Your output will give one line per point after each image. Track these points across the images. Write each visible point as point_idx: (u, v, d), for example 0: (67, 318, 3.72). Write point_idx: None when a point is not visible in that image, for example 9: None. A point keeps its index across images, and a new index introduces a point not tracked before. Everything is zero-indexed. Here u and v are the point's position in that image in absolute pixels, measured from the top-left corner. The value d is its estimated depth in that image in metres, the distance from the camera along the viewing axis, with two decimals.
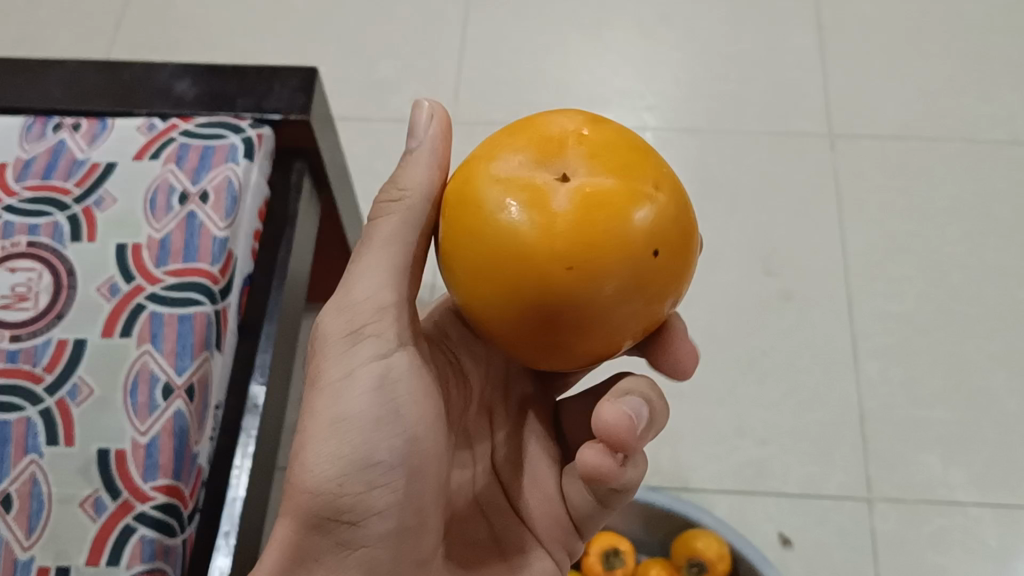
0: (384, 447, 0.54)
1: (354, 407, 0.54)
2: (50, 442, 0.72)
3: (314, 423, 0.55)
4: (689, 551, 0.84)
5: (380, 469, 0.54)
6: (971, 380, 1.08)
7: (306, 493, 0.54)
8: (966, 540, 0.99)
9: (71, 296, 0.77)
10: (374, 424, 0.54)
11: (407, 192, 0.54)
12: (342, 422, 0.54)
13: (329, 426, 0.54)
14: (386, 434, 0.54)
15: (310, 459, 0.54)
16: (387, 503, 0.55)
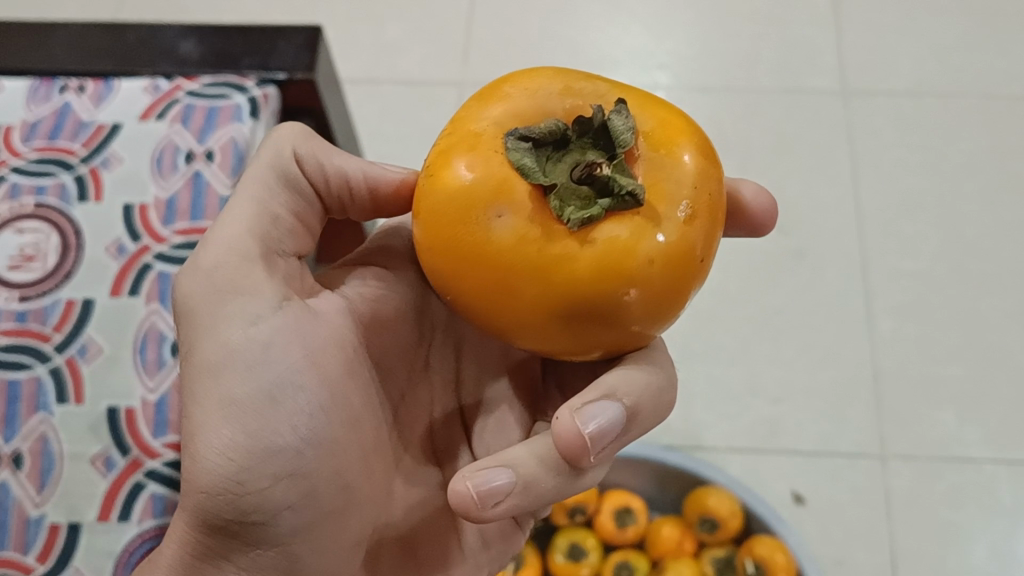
0: (287, 429, 0.51)
1: (240, 389, 0.50)
2: (59, 401, 0.72)
3: (206, 423, 0.50)
4: (700, 508, 0.84)
5: (284, 456, 0.51)
6: (986, 337, 1.08)
7: (204, 491, 0.51)
8: (980, 496, 0.99)
9: (78, 255, 0.77)
10: (266, 401, 0.50)
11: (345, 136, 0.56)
12: (232, 414, 0.50)
13: (216, 412, 0.50)
14: (286, 413, 0.51)
15: (200, 452, 0.50)
16: (296, 496, 0.51)
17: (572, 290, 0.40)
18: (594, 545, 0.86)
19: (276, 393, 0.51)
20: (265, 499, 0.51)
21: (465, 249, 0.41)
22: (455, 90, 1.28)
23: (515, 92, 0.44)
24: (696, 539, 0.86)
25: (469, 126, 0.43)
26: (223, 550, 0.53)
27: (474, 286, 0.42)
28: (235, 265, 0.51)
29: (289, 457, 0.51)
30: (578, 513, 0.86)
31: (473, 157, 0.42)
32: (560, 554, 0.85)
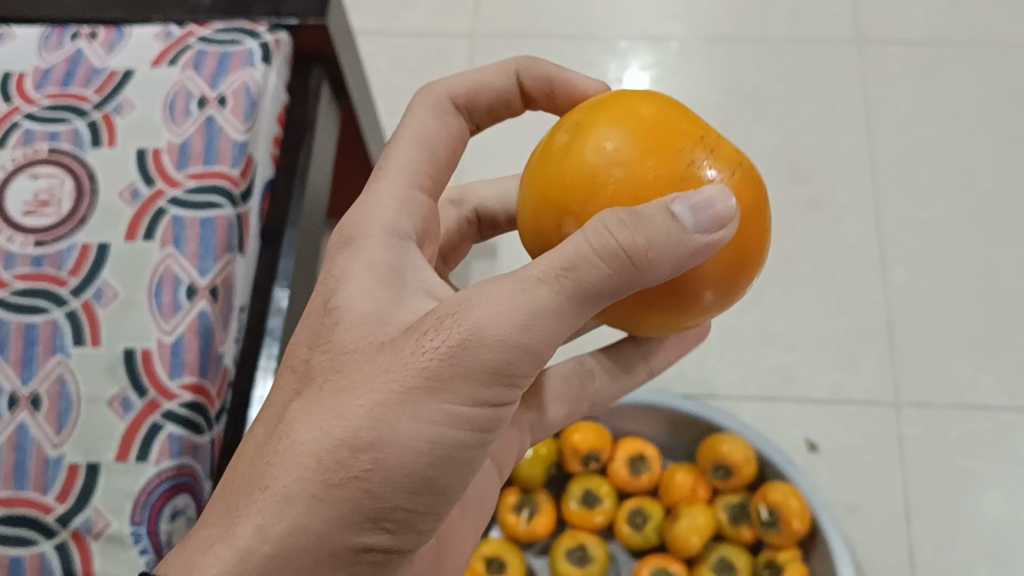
0: (458, 482, 0.48)
1: (459, 435, 0.46)
2: (76, 343, 0.72)
3: (414, 448, 0.45)
4: (715, 455, 0.83)
5: (438, 501, 0.48)
6: (1003, 286, 1.07)
7: (362, 494, 0.45)
8: (994, 443, 0.99)
9: (92, 200, 0.77)
10: (464, 461, 0.48)
11: (617, 271, 0.43)
12: (431, 450, 0.46)
13: (425, 443, 0.45)
14: (465, 473, 0.48)
15: (391, 464, 0.45)
16: (416, 532, 0.49)
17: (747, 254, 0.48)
18: (607, 492, 0.85)
19: (478, 459, 0.48)
20: (397, 528, 0.48)
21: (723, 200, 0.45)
22: (466, 41, 1.27)
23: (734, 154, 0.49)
24: (710, 486, 0.85)
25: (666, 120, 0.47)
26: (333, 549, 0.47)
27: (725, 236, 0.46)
28: (528, 353, 0.45)
29: (445, 501, 0.49)
30: (592, 461, 0.85)
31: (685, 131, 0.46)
32: (574, 501, 0.85)
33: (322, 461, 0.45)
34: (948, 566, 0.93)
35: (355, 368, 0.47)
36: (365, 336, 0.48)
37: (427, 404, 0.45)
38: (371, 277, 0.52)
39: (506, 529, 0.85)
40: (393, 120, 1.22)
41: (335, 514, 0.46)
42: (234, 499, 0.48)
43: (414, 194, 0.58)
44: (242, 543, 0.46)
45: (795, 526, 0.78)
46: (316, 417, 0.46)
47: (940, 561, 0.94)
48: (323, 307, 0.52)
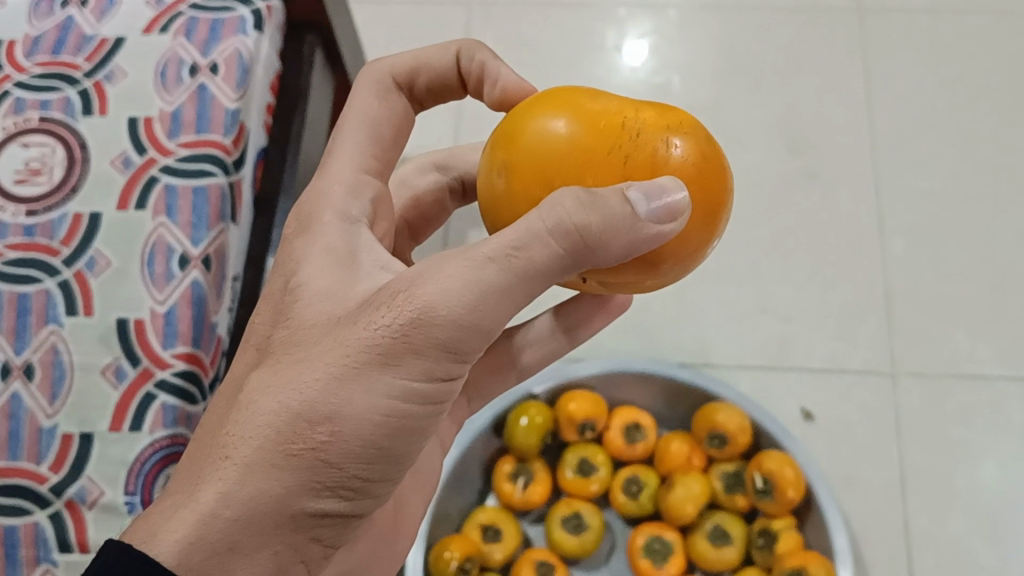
0: (408, 448, 0.50)
1: (411, 404, 0.48)
2: (69, 313, 0.72)
3: (371, 417, 0.46)
4: (710, 424, 0.82)
5: (390, 468, 0.50)
6: (1000, 256, 1.07)
7: (322, 463, 0.47)
8: (990, 413, 0.99)
9: (84, 169, 0.76)
10: (415, 429, 0.50)
11: (569, 251, 0.45)
12: (386, 420, 0.47)
13: (381, 412, 0.47)
14: (413, 440, 0.50)
15: (349, 433, 0.47)
16: (365, 497, 0.51)
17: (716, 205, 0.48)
18: (603, 461, 0.85)
19: (426, 427, 0.50)
20: (350, 493, 0.49)
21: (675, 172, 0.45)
22: (462, 9, 1.26)
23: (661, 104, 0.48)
24: (705, 454, 0.85)
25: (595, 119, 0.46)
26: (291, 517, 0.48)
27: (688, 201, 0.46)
28: (480, 332, 0.47)
29: (396, 467, 0.51)
30: (588, 430, 0.85)
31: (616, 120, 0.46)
32: (570, 470, 0.84)
33: (284, 428, 0.46)
34: (943, 536, 0.94)
35: (313, 343, 0.48)
36: (322, 311, 0.50)
37: (382, 373, 0.46)
38: (324, 265, 0.53)
39: (501, 497, 0.85)
40: None
41: (295, 480, 0.47)
42: (198, 469, 0.48)
43: (361, 178, 0.60)
44: (205, 508, 0.46)
45: (790, 495, 0.78)
46: (277, 387, 0.47)
47: (935, 531, 0.94)
48: (282, 295, 0.53)
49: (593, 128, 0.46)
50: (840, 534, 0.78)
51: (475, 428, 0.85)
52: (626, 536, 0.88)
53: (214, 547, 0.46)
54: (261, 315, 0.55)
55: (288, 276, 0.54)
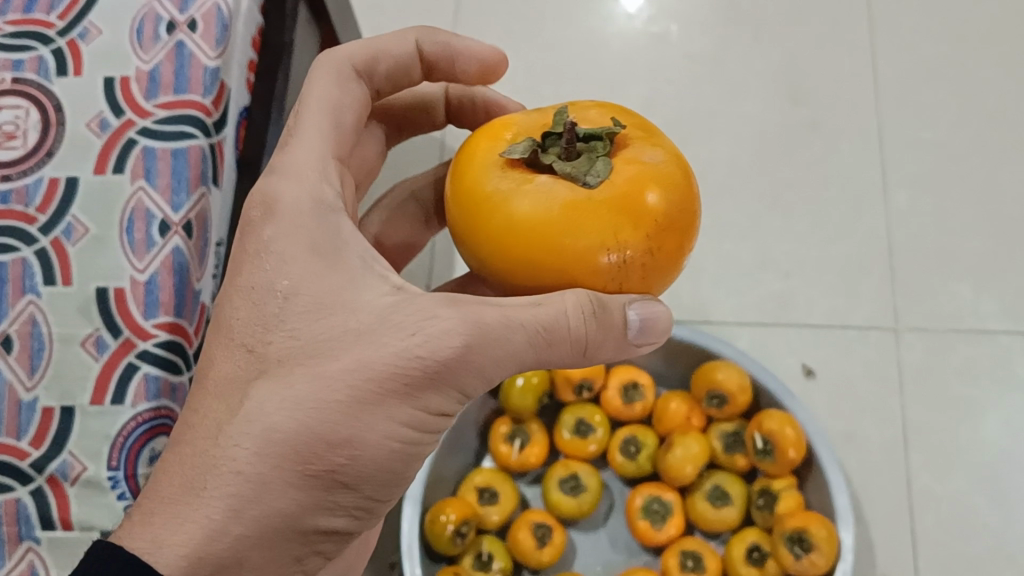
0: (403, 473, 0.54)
1: (414, 435, 0.52)
2: (47, 283, 0.70)
3: (383, 446, 0.50)
4: (709, 383, 0.81)
5: (383, 492, 0.54)
6: (1005, 208, 1.05)
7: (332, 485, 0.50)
8: (994, 369, 0.97)
9: (59, 133, 0.73)
10: (410, 458, 0.53)
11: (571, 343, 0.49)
12: (393, 449, 0.51)
13: (390, 444, 0.51)
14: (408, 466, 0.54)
15: (362, 459, 0.50)
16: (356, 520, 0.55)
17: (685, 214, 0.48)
18: (601, 421, 0.83)
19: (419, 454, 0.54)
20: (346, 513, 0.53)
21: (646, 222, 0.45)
22: None
23: (651, 181, 0.46)
24: (704, 414, 0.84)
25: (549, 199, 0.45)
26: (293, 536, 0.51)
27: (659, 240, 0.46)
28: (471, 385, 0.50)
29: (390, 490, 0.55)
30: (585, 390, 0.83)
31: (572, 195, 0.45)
32: (567, 431, 0.83)
33: (300, 450, 0.48)
34: (945, 494, 0.93)
35: (327, 361, 0.49)
36: (332, 323, 0.49)
37: (399, 405, 0.49)
38: (316, 266, 0.51)
39: (498, 459, 0.83)
40: (379, 42, 1.18)
41: (303, 500, 0.50)
42: (192, 468, 0.49)
43: (329, 163, 0.57)
44: (216, 523, 0.48)
45: (791, 455, 0.77)
46: (291, 399, 0.48)
47: (937, 489, 0.93)
48: (266, 291, 0.51)
49: (564, 209, 0.45)
50: (841, 494, 0.77)
51: None
52: (624, 496, 0.86)
53: (219, 559, 0.48)
54: (234, 303, 0.53)
55: (273, 266, 0.52)
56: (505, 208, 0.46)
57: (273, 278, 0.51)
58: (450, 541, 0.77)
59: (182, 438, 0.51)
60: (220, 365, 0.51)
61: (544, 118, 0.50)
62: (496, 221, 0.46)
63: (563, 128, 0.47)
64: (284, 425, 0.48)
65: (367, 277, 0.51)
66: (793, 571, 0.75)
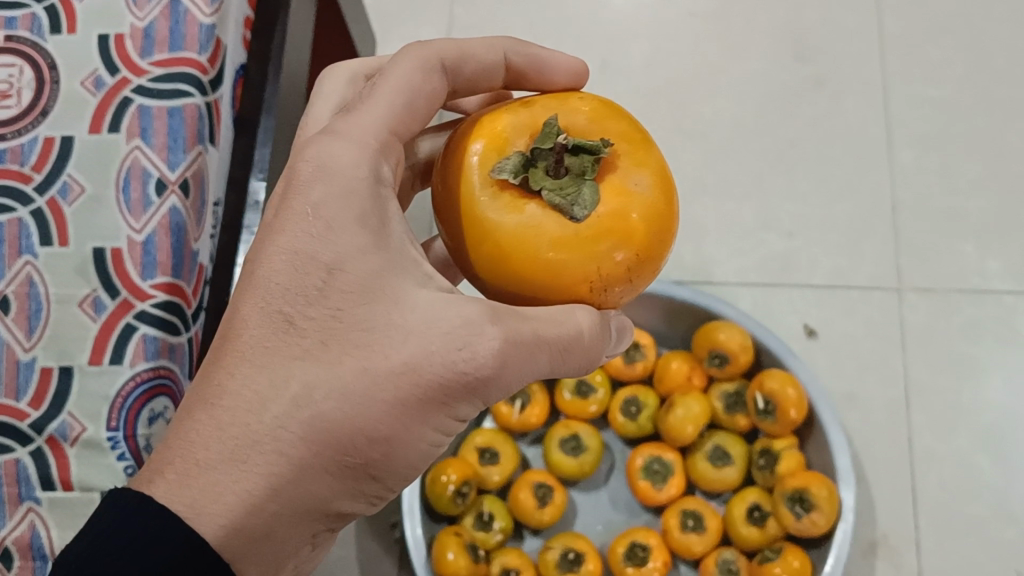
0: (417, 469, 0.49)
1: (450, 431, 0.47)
2: (44, 243, 0.69)
3: (422, 447, 0.46)
4: (711, 343, 0.80)
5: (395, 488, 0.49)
6: (1011, 167, 1.04)
7: (362, 479, 0.45)
8: (998, 329, 0.97)
9: (53, 92, 0.72)
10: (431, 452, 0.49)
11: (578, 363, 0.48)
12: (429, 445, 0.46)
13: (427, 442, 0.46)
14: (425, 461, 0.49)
15: (401, 455, 0.45)
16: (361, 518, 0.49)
17: (668, 227, 0.46)
18: (602, 381, 0.83)
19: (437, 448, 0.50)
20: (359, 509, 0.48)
21: (630, 249, 0.44)
22: None
23: (636, 210, 0.44)
24: (705, 373, 0.83)
25: (535, 236, 0.44)
26: (310, 529, 0.46)
27: (641, 265, 0.45)
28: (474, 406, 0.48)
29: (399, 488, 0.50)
30: None
31: (559, 230, 0.44)
32: (568, 391, 0.83)
33: (345, 441, 0.43)
34: (947, 454, 0.93)
35: (375, 354, 0.43)
36: (380, 312, 0.44)
37: (440, 411, 0.45)
38: (364, 243, 0.45)
39: (499, 419, 0.83)
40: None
41: (334, 491, 0.44)
42: (225, 435, 0.42)
43: (391, 139, 0.49)
44: (250, 500, 0.42)
45: (792, 415, 0.77)
46: (343, 386, 0.43)
47: (939, 449, 0.93)
48: (309, 260, 0.45)
49: (554, 244, 0.43)
50: (842, 453, 0.77)
51: None
52: (624, 456, 0.86)
53: (250, 536, 0.43)
54: (269, 264, 0.45)
55: (318, 234, 0.45)
56: (492, 236, 0.45)
57: (316, 246, 0.45)
58: (451, 501, 0.77)
59: (204, 399, 0.43)
60: (254, 323, 0.44)
61: (531, 119, 0.47)
62: (490, 246, 0.45)
63: (552, 142, 0.44)
64: (329, 411, 0.43)
65: (411, 269, 0.46)
66: (792, 530, 0.75)
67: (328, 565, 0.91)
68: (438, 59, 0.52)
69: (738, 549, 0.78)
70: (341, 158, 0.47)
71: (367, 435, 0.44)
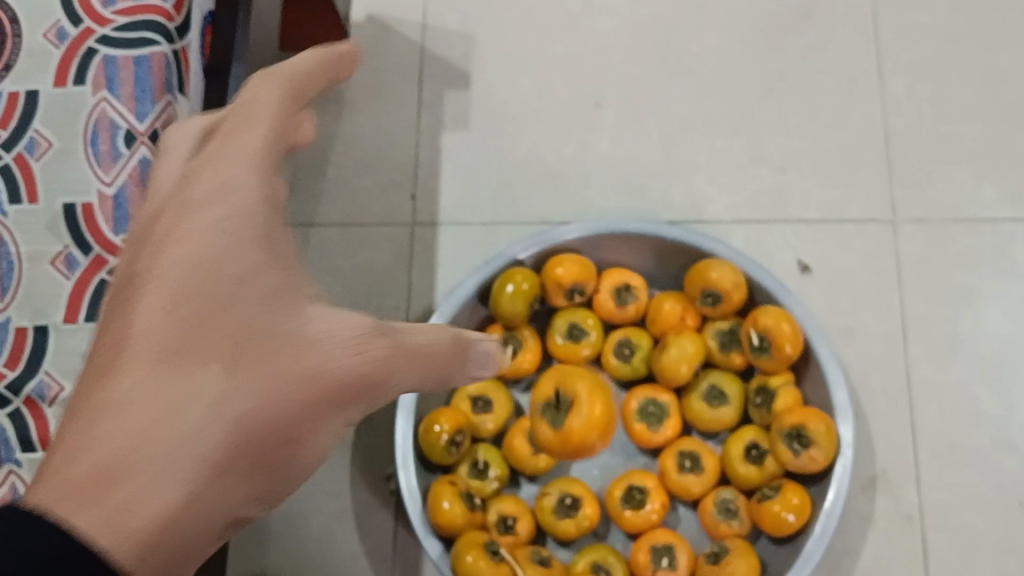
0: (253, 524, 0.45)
1: (308, 466, 0.46)
2: (13, 201, 0.66)
3: (320, 446, 0.45)
4: (703, 282, 0.79)
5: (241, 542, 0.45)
6: (1006, 90, 1.02)
7: (253, 502, 0.43)
8: (995, 257, 0.96)
9: (16, 47, 0.68)
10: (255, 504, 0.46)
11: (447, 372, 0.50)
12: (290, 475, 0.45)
13: (295, 463, 0.45)
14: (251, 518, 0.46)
15: (292, 458, 0.44)
16: None
17: None
18: (594, 325, 0.82)
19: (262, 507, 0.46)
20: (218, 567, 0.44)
21: None
22: None
23: None
24: (698, 313, 0.82)
25: None
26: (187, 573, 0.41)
27: None
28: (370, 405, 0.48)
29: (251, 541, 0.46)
30: (577, 293, 0.81)
31: None
32: (560, 337, 0.81)
33: (261, 442, 0.43)
34: (945, 385, 0.93)
35: (287, 356, 0.43)
36: (269, 328, 0.44)
37: (334, 415, 0.45)
38: (264, 259, 0.46)
39: None
40: None
41: (235, 506, 0.42)
42: (132, 437, 0.38)
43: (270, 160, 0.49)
44: (176, 507, 0.39)
45: (788, 351, 0.76)
46: (258, 385, 0.42)
47: (936, 380, 0.93)
48: (214, 273, 0.44)
49: None
50: (839, 387, 0.76)
51: (460, 299, 0.81)
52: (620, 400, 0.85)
53: (168, 548, 0.38)
54: (148, 305, 0.43)
55: (217, 250, 0.45)
56: None
57: (222, 267, 0.44)
58: (445, 451, 0.76)
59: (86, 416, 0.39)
60: (159, 323, 0.42)
61: None
62: None
63: None
64: (239, 405, 0.42)
65: (301, 298, 0.46)
66: (791, 467, 0.74)
67: (329, 519, 0.93)
68: (292, 72, 0.55)
69: (736, 487, 0.78)
70: (234, 174, 0.47)
71: (267, 441, 0.43)
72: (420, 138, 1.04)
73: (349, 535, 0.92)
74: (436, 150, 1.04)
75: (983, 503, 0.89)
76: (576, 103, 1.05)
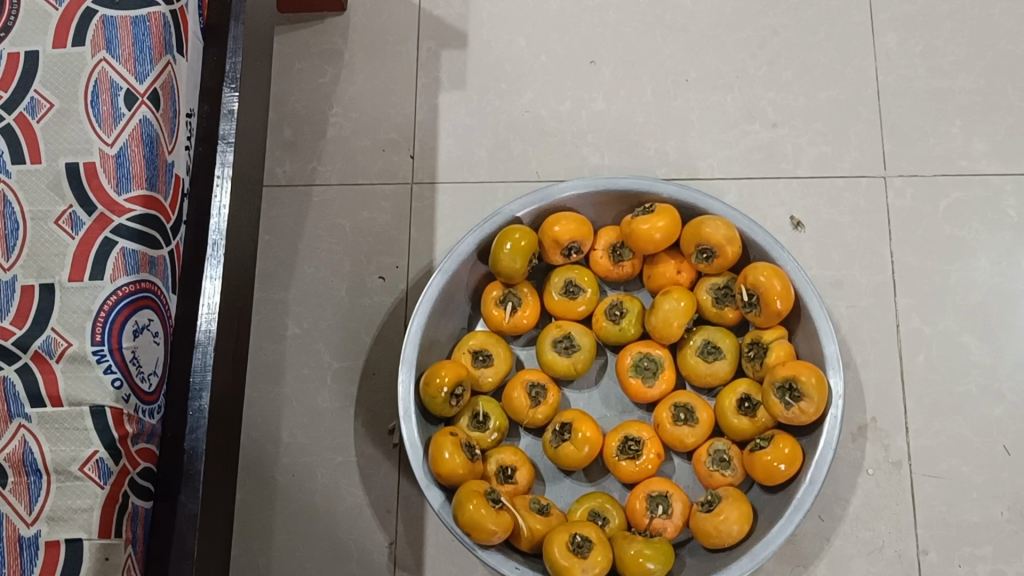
0: None
1: None
2: (16, 161, 0.66)
3: None
4: (697, 236, 0.80)
5: None
6: (997, 44, 1.02)
7: None
8: (984, 211, 0.97)
9: (14, 8, 0.69)
10: None
11: None
12: None
13: None
14: None
15: None
16: None
17: None
18: (590, 282, 0.83)
19: None
20: None
21: None
22: None
23: None
24: (692, 268, 0.83)
25: None
26: None
27: None
28: None
29: None
30: (574, 250, 0.82)
31: None
32: (557, 292, 0.83)
33: None
34: (934, 336, 0.94)
35: None
36: None
37: None
38: None
39: (489, 322, 0.83)
40: None
41: None
42: None
43: None
44: None
45: (778, 306, 0.77)
46: None
47: (926, 331, 0.94)
48: None
49: None
50: (830, 341, 0.78)
51: (460, 257, 0.83)
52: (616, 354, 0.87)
53: None
54: None
55: None
56: None
57: None
58: (445, 403, 0.77)
59: None
60: None
61: None
62: None
63: None
64: None
65: None
66: (781, 419, 0.76)
67: (332, 472, 0.95)
68: None
69: (729, 438, 0.80)
70: None
71: None
72: (416, 97, 1.05)
73: (352, 487, 0.94)
74: (432, 109, 1.05)
75: (970, 451, 0.91)
76: (571, 61, 1.05)
